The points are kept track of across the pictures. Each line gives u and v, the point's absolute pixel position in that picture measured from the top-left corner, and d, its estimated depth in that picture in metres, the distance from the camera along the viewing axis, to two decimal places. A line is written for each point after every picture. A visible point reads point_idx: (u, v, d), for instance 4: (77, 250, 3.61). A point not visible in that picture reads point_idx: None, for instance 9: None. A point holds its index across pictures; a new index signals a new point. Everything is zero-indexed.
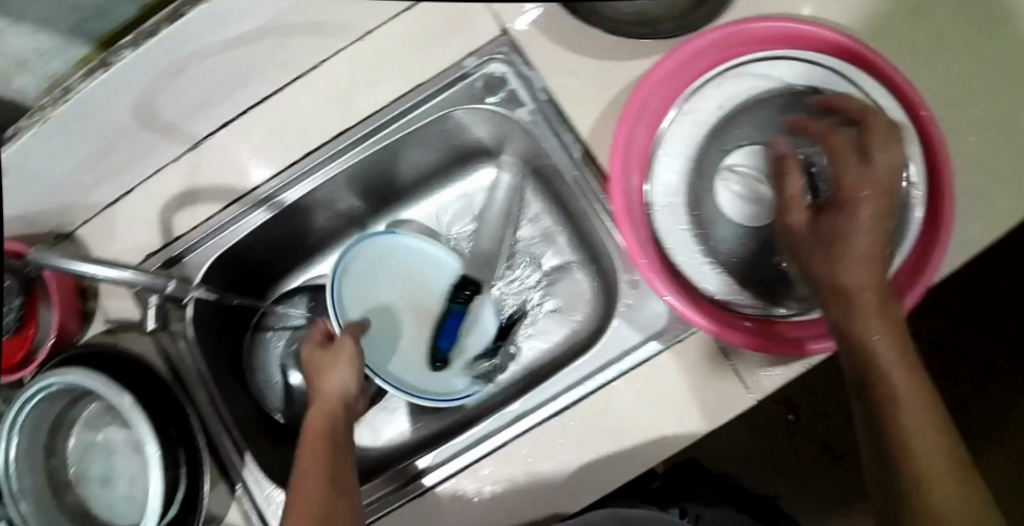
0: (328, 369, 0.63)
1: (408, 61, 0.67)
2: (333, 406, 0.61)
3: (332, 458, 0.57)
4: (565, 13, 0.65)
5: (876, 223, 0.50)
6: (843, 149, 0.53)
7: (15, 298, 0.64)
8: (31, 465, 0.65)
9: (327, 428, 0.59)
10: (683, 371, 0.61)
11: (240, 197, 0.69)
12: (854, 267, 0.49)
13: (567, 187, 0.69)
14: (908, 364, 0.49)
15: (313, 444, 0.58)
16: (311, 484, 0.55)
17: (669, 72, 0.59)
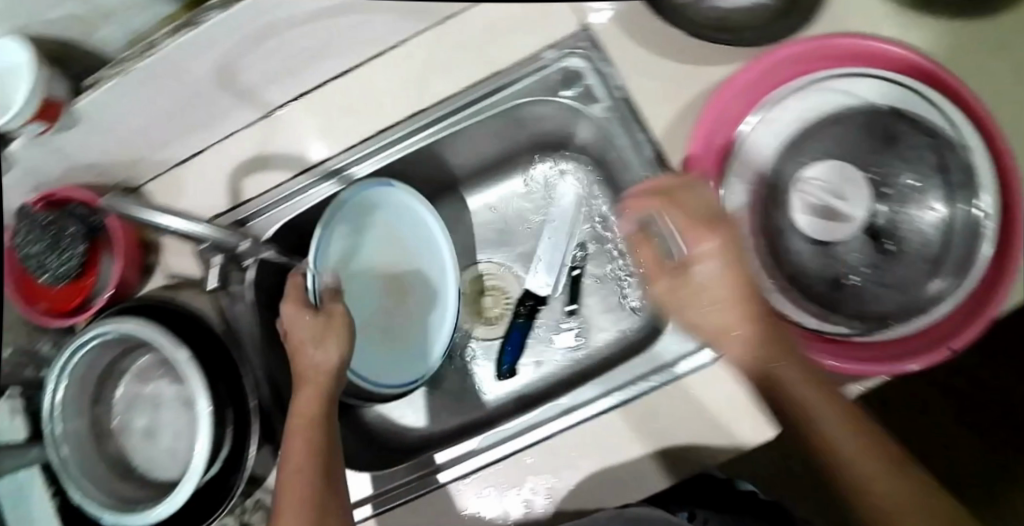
0: (319, 342, 0.63)
1: (486, 49, 0.67)
2: (321, 383, 0.62)
3: (322, 443, 0.59)
4: (650, 13, 0.65)
5: (729, 286, 0.57)
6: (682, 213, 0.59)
7: (78, 244, 0.66)
8: (77, 408, 0.67)
9: (323, 411, 0.60)
10: (740, 380, 0.61)
11: (307, 168, 0.69)
12: (736, 323, 0.57)
13: (633, 188, 0.69)
14: (838, 411, 0.54)
15: (306, 431, 0.59)
16: (307, 476, 0.57)
17: (750, 82, 0.59)
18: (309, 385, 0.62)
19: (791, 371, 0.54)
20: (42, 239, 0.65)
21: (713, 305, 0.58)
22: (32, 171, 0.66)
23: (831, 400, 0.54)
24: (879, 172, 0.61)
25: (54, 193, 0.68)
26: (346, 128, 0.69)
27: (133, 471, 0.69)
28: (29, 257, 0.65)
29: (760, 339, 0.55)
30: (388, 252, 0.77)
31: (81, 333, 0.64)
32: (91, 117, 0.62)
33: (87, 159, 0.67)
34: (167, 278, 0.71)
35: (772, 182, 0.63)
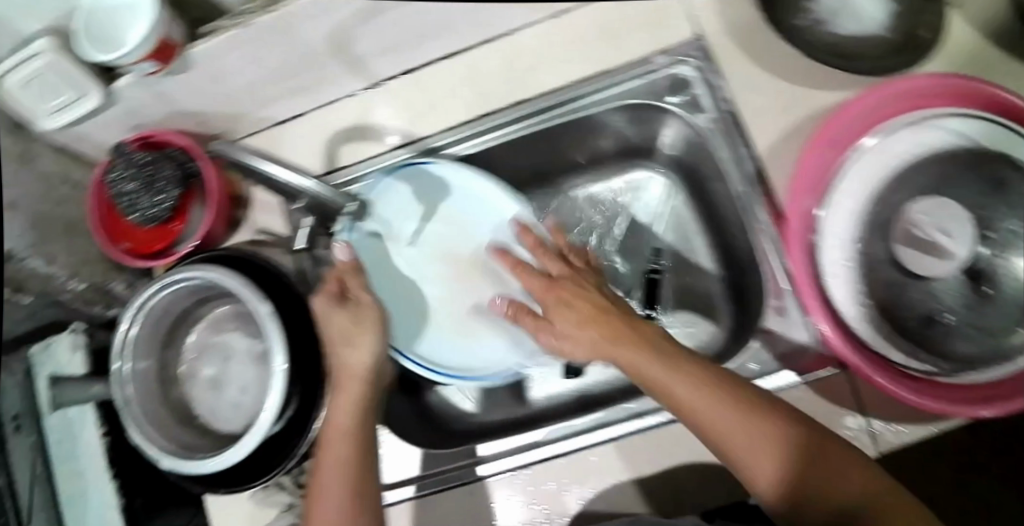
0: (350, 340, 0.60)
1: (597, 47, 0.67)
2: (356, 385, 0.59)
3: (359, 447, 0.58)
4: (768, 31, 0.65)
5: (590, 309, 0.56)
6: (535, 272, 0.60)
7: (174, 189, 0.65)
8: (148, 349, 0.68)
9: (358, 417, 0.59)
10: (815, 405, 0.63)
11: (415, 141, 0.70)
12: (618, 355, 0.55)
13: (726, 202, 0.68)
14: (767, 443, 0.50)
15: (341, 436, 0.58)
16: (341, 486, 0.56)
17: (865, 109, 0.60)
18: (343, 381, 0.60)
19: (697, 400, 0.51)
20: (138, 178, 0.64)
21: (568, 309, 0.57)
22: (133, 112, 0.66)
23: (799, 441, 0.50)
24: (984, 215, 0.61)
25: (152, 135, 0.68)
26: (448, 109, 0.70)
27: (194, 421, 0.70)
28: (123, 194, 0.65)
29: (653, 369, 0.53)
30: (451, 229, 0.74)
31: (171, 275, 0.65)
32: (200, 67, 0.62)
33: (189, 107, 0.67)
34: (256, 232, 0.73)
35: (875, 212, 0.62)
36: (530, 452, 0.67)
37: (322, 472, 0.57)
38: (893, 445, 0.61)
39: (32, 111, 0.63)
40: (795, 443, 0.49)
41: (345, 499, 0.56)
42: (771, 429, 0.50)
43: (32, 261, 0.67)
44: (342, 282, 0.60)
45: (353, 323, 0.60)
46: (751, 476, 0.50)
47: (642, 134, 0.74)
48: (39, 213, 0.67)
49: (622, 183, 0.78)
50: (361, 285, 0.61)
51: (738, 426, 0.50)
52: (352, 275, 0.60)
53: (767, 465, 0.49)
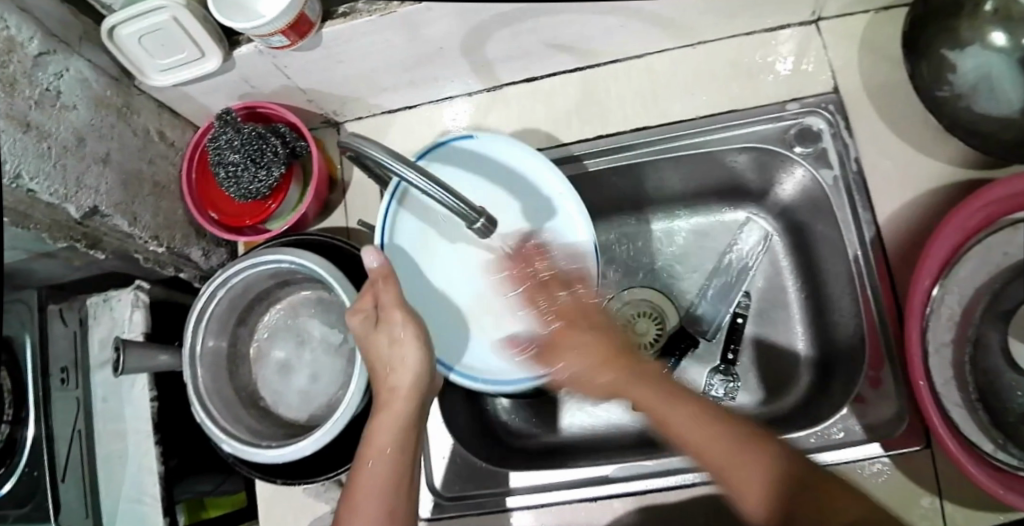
0: (389, 350, 0.56)
1: (727, 86, 0.67)
2: (398, 402, 0.55)
3: (399, 454, 0.55)
4: (904, 99, 0.65)
5: (602, 344, 0.56)
6: (393, 298, 0.55)
7: (276, 168, 0.63)
8: (222, 324, 0.66)
9: (402, 434, 0.55)
10: (900, 484, 0.59)
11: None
12: (651, 403, 0.52)
13: (836, 263, 0.67)
14: (755, 447, 0.47)
15: (379, 446, 0.54)
16: (374, 496, 0.53)
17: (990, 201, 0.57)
18: (385, 398, 0.56)
19: (715, 444, 0.48)
20: (243, 150, 0.62)
21: (577, 346, 0.56)
22: (245, 81, 0.64)
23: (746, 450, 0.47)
24: None
25: (258, 107, 0.66)
26: (565, 123, 0.70)
27: (258, 403, 0.68)
28: (225, 164, 0.63)
29: (672, 410, 0.50)
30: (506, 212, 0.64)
31: (259, 256, 0.63)
32: (331, 45, 0.59)
33: (304, 85, 0.66)
34: (353, 222, 0.72)
35: (990, 300, 0.61)
36: (596, 485, 0.66)
37: (360, 485, 0.54)
38: None
39: (142, 65, 0.61)
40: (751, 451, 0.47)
41: (377, 505, 0.53)
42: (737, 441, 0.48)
43: (115, 219, 0.63)
44: (378, 299, 0.56)
45: (392, 338, 0.55)
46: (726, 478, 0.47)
47: (756, 179, 0.72)
48: (128, 170, 0.64)
49: (721, 222, 0.76)
50: (395, 301, 0.55)
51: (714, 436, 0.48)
52: (386, 286, 0.55)
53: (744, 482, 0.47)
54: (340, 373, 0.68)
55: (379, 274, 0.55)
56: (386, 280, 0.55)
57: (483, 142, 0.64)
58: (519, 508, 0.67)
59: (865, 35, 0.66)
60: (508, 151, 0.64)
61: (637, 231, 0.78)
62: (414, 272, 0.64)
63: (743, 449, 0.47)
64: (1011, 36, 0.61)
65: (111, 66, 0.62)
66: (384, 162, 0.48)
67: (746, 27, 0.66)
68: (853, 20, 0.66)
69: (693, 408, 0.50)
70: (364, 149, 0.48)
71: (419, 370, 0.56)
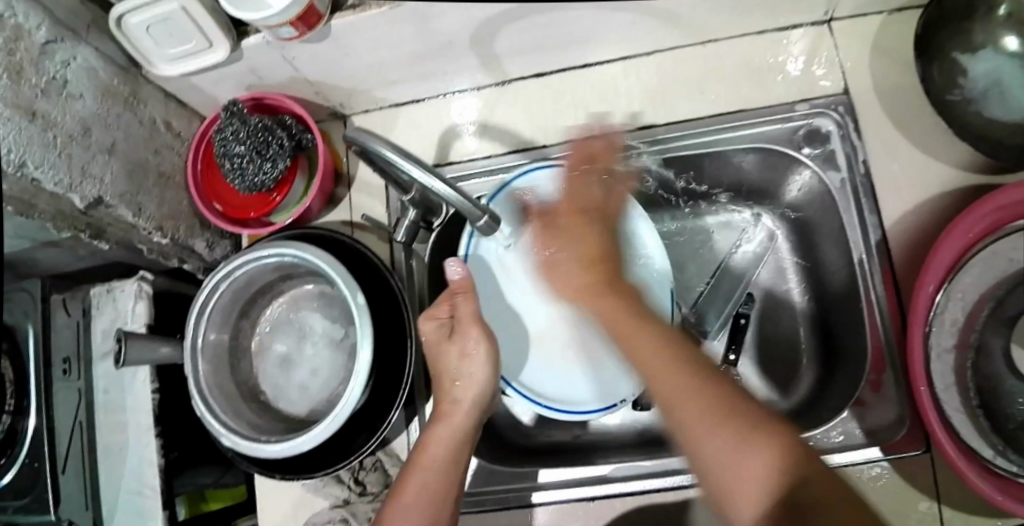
0: (458, 363, 0.61)
1: (737, 85, 0.67)
2: (461, 413, 0.60)
3: (450, 461, 0.57)
4: (914, 101, 0.64)
5: (588, 248, 0.57)
6: (467, 316, 0.60)
7: (281, 161, 0.63)
8: (224, 317, 0.66)
9: (460, 442, 0.59)
10: (899, 488, 0.59)
11: (527, 148, 0.70)
12: (616, 317, 0.52)
13: (841, 265, 0.66)
14: (710, 390, 0.46)
15: (434, 454, 0.57)
16: (422, 499, 0.55)
17: (998, 207, 0.56)
18: (447, 409, 0.60)
19: (665, 362, 0.48)
20: (248, 142, 0.62)
21: (569, 238, 0.58)
22: (252, 72, 0.64)
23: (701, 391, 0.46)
24: None
25: (265, 98, 0.66)
26: (573, 119, 0.69)
27: (259, 397, 0.68)
28: (231, 156, 0.63)
29: (636, 329, 0.51)
30: None
31: (263, 249, 0.63)
32: (338, 38, 0.59)
33: (311, 77, 0.65)
34: (357, 215, 0.71)
35: (994, 306, 0.60)
36: (593, 483, 0.66)
37: (408, 485, 0.56)
38: None
39: (149, 55, 0.61)
40: (771, 434, 0.44)
41: (427, 506, 0.55)
42: (750, 426, 0.44)
43: (119, 210, 0.63)
44: (454, 309, 0.61)
45: (468, 350, 0.61)
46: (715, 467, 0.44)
47: (763, 179, 0.71)
48: (134, 160, 0.64)
49: (728, 222, 0.75)
50: (470, 315, 0.60)
51: (697, 406, 0.45)
52: (467, 299, 0.61)
53: (743, 472, 0.43)
54: (341, 368, 0.67)
55: (459, 286, 0.61)
56: (466, 296, 0.61)
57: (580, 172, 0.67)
58: (542, 506, 0.66)
59: (877, 35, 0.65)
60: None
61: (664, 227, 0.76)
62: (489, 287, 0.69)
63: (705, 400, 0.46)
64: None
65: (119, 55, 0.62)
66: (388, 159, 0.49)
67: (758, 26, 0.65)
68: (865, 20, 0.66)
69: (654, 329, 0.51)
70: (368, 143, 0.49)
71: (484, 385, 0.61)
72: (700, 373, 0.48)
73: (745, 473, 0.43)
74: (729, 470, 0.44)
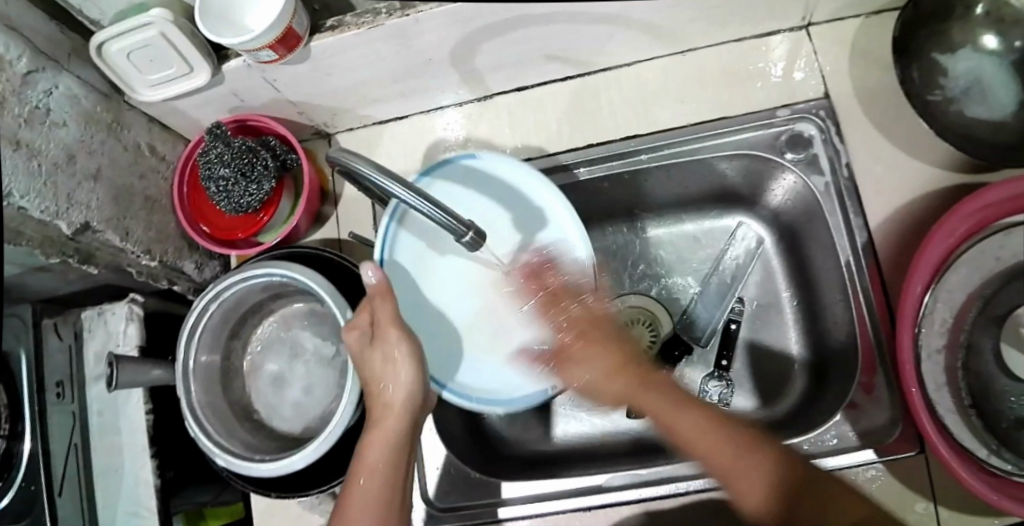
0: (385, 369, 0.56)
1: (718, 93, 0.67)
2: (392, 421, 0.55)
3: (389, 473, 0.55)
4: (895, 104, 0.64)
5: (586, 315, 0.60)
6: (390, 320, 0.56)
7: (266, 182, 0.63)
8: (214, 338, 0.66)
9: (394, 449, 0.55)
10: (893, 490, 0.59)
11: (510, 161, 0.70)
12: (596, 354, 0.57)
13: (828, 267, 0.66)
14: (698, 411, 0.52)
15: (370, 464, 0.54)
16: (367, 511, 0.53)
17: (985, 207, 0.57)
18: (377, 415, 0.56)
19: (654, 401, 0.53)
20: (233, 164, 0.62)
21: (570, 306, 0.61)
22: (235, 95, 0.65)
23: (695, 414, 0.52)
24: None
25: (248, 120, 0.67)
26: (556, 131, 0.70)
27: (252, 416, 0.68)
28: (216, 179, 0.63)
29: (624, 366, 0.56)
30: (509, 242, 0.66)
31: (250, 270, 0.63)
32: (319, 58, 0.59)
33: (294, 97, 0.66)
34: (344, 233, 0.71)
35: (982, 304, 0.61)
36: (589, 493, 0.66)
37: (349, 501, 0.54)
38: None
39: (131, 81, 0.61)
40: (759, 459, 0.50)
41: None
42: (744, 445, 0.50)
43: (107, 235, 0.63)
44: (374, 316, 0.56)
45: (395, 356, 0.56)
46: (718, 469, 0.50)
47: (747, 185, 0.71)
48: (119, 186, 0.64)
49: (714, 228, 0.76)
50: (391, 319, 0.56)
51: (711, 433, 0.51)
52: (383, 301, 0.56)
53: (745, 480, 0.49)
54: (333, 385, 0.68)
55: (376, 291, 0.56)
56: (383, 296, 0.55)
57: (498, 162, 0.65)
58: (512, 519, 0.67)
59: (855, 39, 0.66)
60: (505, 167, 0.65)
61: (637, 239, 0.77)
62: (410, 291, 0.67)
63: (697, 419, 0.51)
64: (1003, 39, 0.62)
65: (100, 81, 0.63)
66: (377, 184, 0.49)
67: (737, 33, 0.66)
68: (842, 24, 0.66)
69: (626, 368, 0.56)
70: (356, 166, 0.49)
71: (413, 390, 0.56)
72: (682, 399, 0.53)
73: (749, 479, 0.49)
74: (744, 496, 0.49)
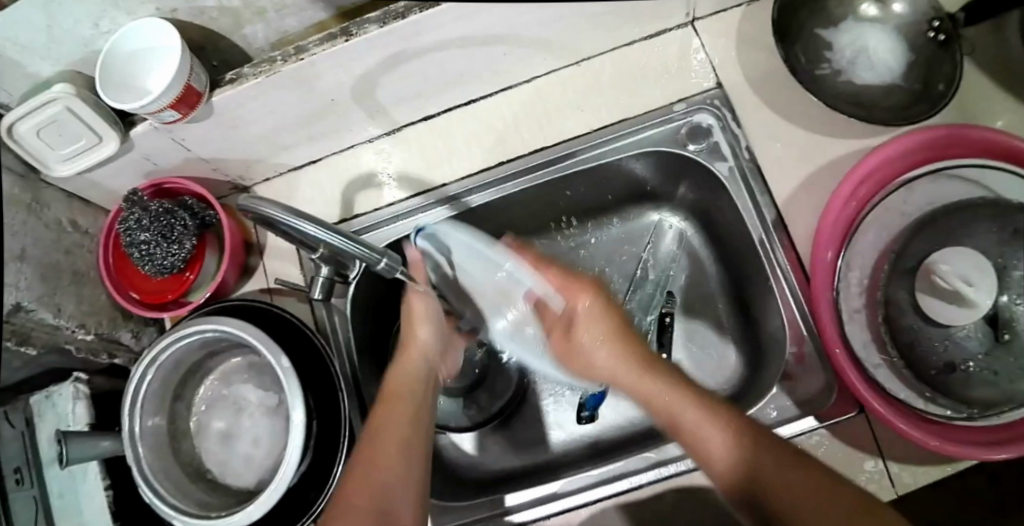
0: (412, 327, 0.66)
1: (619, 94, 0.69)
2: (417, 366, 0.64)
3: (417, 401, 0.60)
4: (783, 81, 0.66)
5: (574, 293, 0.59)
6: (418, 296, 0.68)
7: (188, 240, 0.65)
8: (156, 402, 0.66)
9: (417, 385, 0.62)
10: (841, 453, 0.60)
11: (427, 190, 0.71)
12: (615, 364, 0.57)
13: (745, 248, 0.68)
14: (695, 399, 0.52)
15: (401, 384, 0.61)
16: (395, 426, 0.57)
17: (876, 166, 0.60)
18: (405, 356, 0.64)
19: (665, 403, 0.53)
20: (152, 227, 0.63)
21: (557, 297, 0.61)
22: (147, 159, 0.66)
23: (699, 405, 0.52)
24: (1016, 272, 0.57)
25: (163, 183, 0.67)
26: (467, 154, 0.71)
27: (205, 475, 0.68)
28: (138, 244, 0.64)
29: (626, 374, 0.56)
30: None
31: (182, 328, 0.64)
32: (222, 113, 0.61)
33: (205, 154, 0.67)
34: (273, 281, 0.72)
35: (894, 259, 0.61)
36: (545, 504, 0.66)
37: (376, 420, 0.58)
38: (910, 487, 0.58)
39: (43, 157, 0.62)
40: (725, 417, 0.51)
41: (366, 504, 0.52)
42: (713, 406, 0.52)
43: (39, 312, 0.64)
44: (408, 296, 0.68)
45: (427, 380, 0.63)
46: (686, 433, 0.52)
47: (657, 180, 0.73)
48: (46, 264, 0.65)
49: (635, 229, 0.78)
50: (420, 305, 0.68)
51: (687, 408, 0.52)
52: (425, 322, 0.65)
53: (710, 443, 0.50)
54: (282, 432, 0.68)
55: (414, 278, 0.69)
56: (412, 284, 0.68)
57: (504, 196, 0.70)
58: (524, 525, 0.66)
59: (740, 28, 0.68)
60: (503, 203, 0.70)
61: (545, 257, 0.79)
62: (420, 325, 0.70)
63: (692, 408, 0.52)
64: (882, 6, 0.65)
65: (14, 164, 0.64)
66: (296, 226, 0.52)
67: (626, 37, 0.68)
68: (726, 15, 0.68)
69: (642, 368, 0.56)
70: (265, 210, 0.52)
71: (432, 343, 0.65)
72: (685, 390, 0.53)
73: (711, 446, 0.50)
74: (702, 453, 0.51)
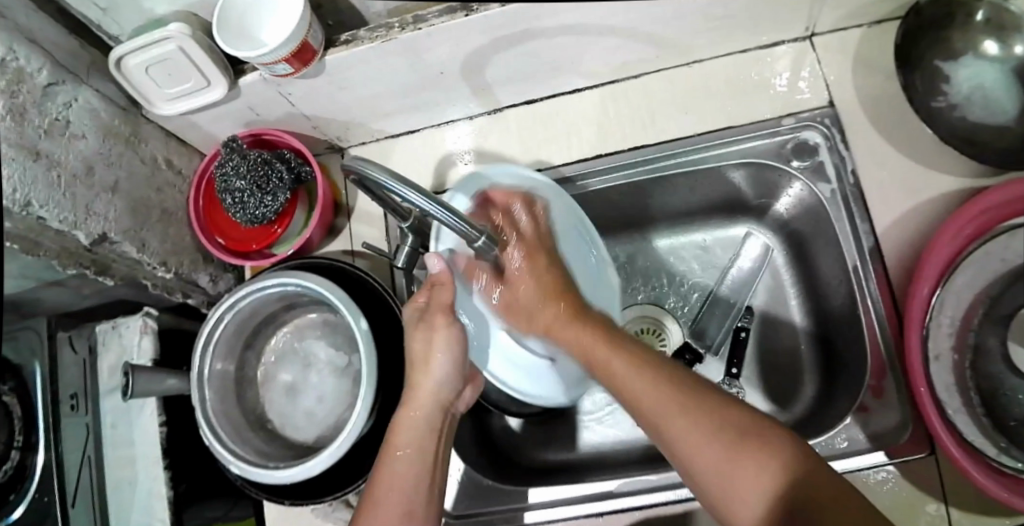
0: (427, 349, 0.59)
1: (726, 102, 0.68)
2: (427, 405, 0.58)
3: (422, 456, 0.56)
4: (897, 109, 0.66)
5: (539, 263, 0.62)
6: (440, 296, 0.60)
7: (281, 194, 0.65)
8: (228, 347, 0.66)
9: (422, 434, 0.57)
10: (906, 491, 0.59)
11: None
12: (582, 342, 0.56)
13: (835, 272, 0.68)
14: (688, 405, 0.49)
15: (401, 443, 0.56)
16: (393, 497, 0.54)
17: (991, 207, 0.58)
18: (410, 396, 0.59)
19: (656, 403, 0.49)
20: (248, 176, 0.63)
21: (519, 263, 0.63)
22: (252, 108, 0.66)
23: (704, 415, 0.48)
24: None
25: (263, 134, 0.68)
26: (565, 142, 0.71)
27: (265, 425, 0.69)
28: (231, 191, 0.64)
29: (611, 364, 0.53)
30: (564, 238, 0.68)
31: (264, 278, 0.64)
32: (333, 71, 0.61)
33: (307, 110, 0.67)
34: (358, 244, 0.73)
35: (988, 307, 0.62)
36: (598, 501, 0.66)
37: (379, 480, 0.55)
38: None
39: (149, 95, 0.62)
40: (770, 440, 0.46)
41: None
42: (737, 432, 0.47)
43: (124, 245, 0.64)
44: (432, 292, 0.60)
45: (434, 427, 0.58)
46: (691, 446, 0.47)
47: (755, 193, 0.73)
48: (136, 197, 0.66)
49: (720, 239, 0.77)
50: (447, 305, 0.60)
51: (684, 419, 0.48)
52: (445, 349, 0.59)
53: (737, 472, 0.46)
54: (347, 394, 0.69)
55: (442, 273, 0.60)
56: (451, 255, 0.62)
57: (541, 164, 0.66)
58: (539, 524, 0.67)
59: (859, 49, 0.67)
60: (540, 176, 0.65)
61: (633, 252, 0.79)
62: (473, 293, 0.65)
63: (696, 424, 0.48)
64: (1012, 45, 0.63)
65: (119, 95, 0.64)
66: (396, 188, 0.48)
67: (741, 45, 0.67)
68: (846, 34, 0.67)
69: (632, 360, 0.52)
70: (371, 171, 0.49)
71: (445, 385, 0.59)
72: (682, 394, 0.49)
73: (740, 469, 0.46)
74: (725, 483, 0.46)
